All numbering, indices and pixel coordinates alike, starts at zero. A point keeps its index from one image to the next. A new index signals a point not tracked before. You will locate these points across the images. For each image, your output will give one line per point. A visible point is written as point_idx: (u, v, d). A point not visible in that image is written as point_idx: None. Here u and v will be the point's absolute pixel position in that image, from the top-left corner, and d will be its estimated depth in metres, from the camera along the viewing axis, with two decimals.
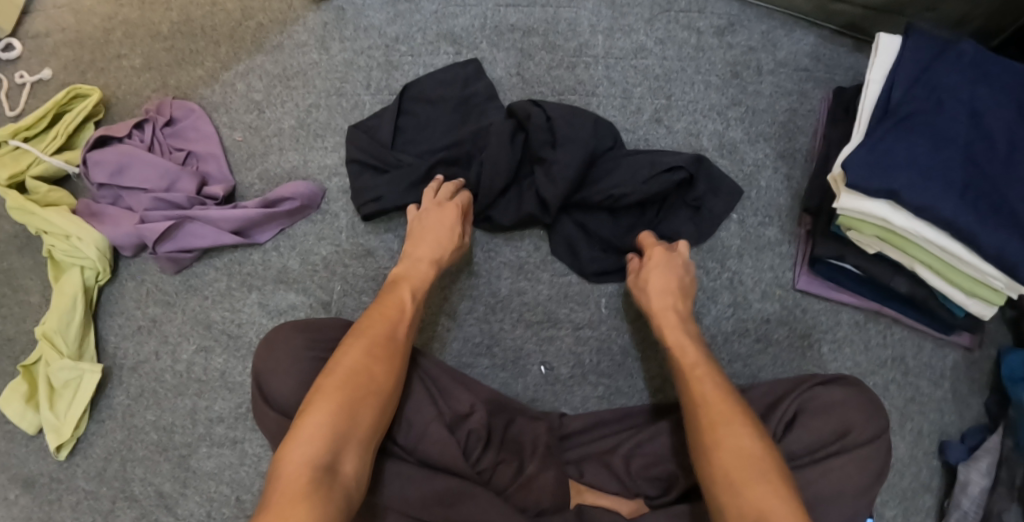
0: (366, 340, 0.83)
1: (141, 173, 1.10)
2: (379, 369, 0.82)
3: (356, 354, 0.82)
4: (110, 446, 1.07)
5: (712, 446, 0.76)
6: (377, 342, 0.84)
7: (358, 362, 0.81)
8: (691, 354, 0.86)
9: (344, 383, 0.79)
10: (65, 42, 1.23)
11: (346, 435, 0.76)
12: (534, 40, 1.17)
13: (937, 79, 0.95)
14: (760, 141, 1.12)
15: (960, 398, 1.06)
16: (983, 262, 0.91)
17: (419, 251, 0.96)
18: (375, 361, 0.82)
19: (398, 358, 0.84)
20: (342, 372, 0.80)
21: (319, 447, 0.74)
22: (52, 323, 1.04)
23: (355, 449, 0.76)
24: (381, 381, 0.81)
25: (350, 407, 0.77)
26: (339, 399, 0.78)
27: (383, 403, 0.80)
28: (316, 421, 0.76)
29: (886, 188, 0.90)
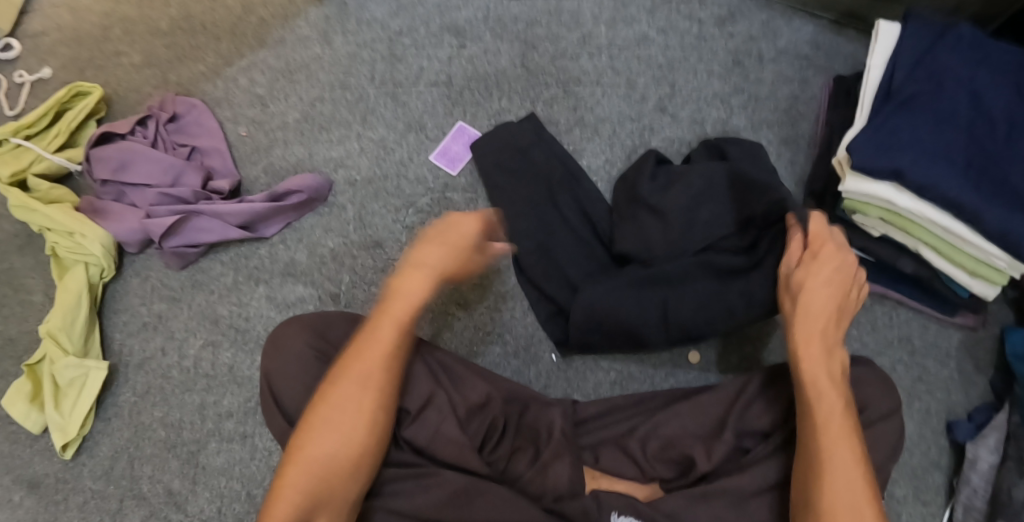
0: (332, 408, 0.78)
1: (144, 168, 1.09)
2: (348, 444, 0.77)
3: (348, 397, 0.79)
4: (117, 444, 1.05)
5: (827, 464, 0.75)
6: (345, 410, 0.78)
7: (326, 438, 0.77)
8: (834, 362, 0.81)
9: (308, 467, 0.76)
10: (63, 39, 1.21)
11: (325, 492, 0.75)
12: (538, 31, 1.17)
13: (938, 62, 0.97)
14: (764, 128, 1.13)
15: (966, 377, 1.07)
16: (986, 243, 0.92)
17: (425, 255, 0.84)
18: (343, 433, 0.77)
19: (366, 422, 0.78)
20: (327, 421, 0.78)
21: (300, 500, 0.74)
22: (55, 321, 1.03)
23: None
24: (347, 459, 0.77)
25: (312, 491, 0.75)
26: (318, 452, 0.76)
27: (365, 448, 0.78)
28: (298, 473, 0.75)
29: (891, 168, 0.92)
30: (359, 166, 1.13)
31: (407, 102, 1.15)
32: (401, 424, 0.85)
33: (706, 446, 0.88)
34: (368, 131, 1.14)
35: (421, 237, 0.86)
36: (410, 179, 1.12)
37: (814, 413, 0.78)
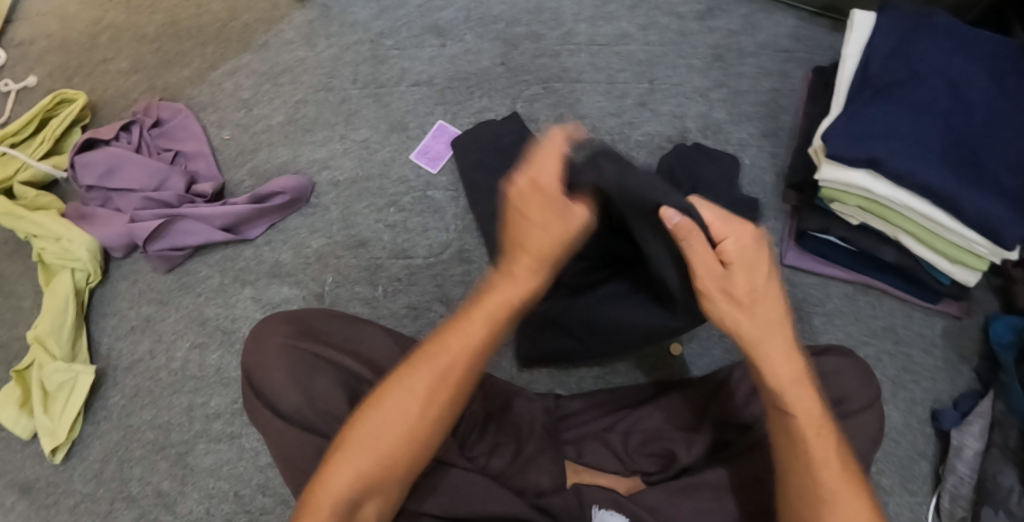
0: (429, 379, 0.74)
1: (130, 173, 1.10)
2: (430, 416, 0.74)
3: (417, 388, 0.74)
4: (107, 447, 1.06)
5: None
6: (436, 385, 0.74)
7: (412, 407, 0.74)
8: (788, 364, 0.74)
9: (387, 433, 0.73)
10: (51, 48, 1.23)
11: (383, 470, 0.73)
12: (518, 30, 1.18)
13: (913, 51, 0.97)
14: (744, 121, 1.14)
15: (952, 365, 1.07)
16: (965, 228, 0.93)
17: (531, 209, 0.71)
18: (429, 407, 0.74)
19: (449, 402, 0.75)
20: (391, 410, 0.74)
21: (352, 486, 0.71)
22: (44, 327, 1.05)
23: (380, 497, 0.73)
24: (422, 429, 0.74)
25: (391, 456, 0.73)
26: (375, 442, 0.73)
27: (418, 444, 0.74)
28: (348, 457, 0.72)
29: (868, 157, 0.92)
30: (342, 167, 1.14)
31: (390, 103, 1.16)
32: None
33: (687, 439, 0.89)
34: (352, 131, 1.15)
35: (510, 203, 0.72)
36: (393, 179, 1.13)
37: (793, 430, 0.74)
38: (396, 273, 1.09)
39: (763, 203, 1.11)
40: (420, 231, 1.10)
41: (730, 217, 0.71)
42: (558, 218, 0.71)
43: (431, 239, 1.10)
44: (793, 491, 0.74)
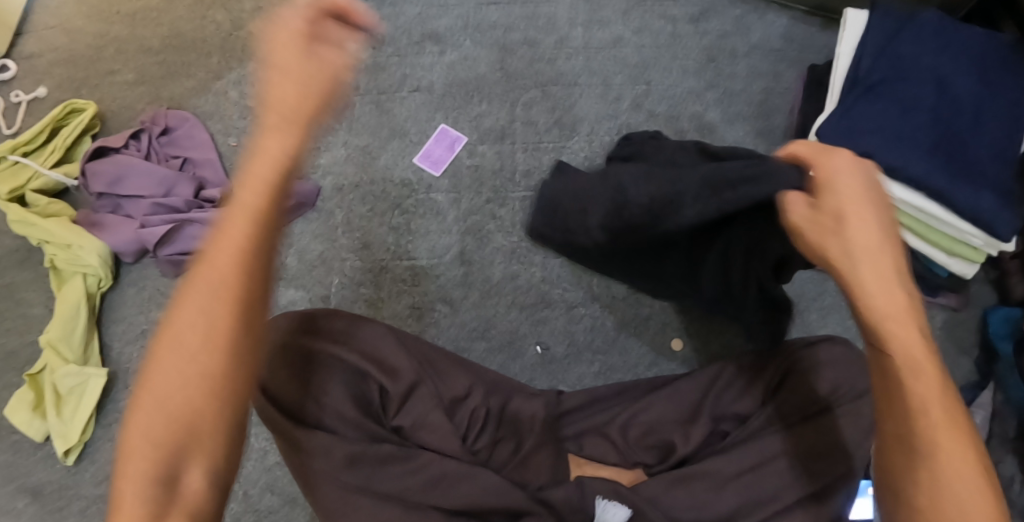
0: (201, 281, 0.60)
1: (139, 180, 1.13)
2: (222, 340, 0.59)
3: (194, 307, 0.59)
4: (117, 449, 1.08)
5: (933, 475, 0.60)
6: (210, 287, 0.60)
7: (186, 331, 0.59)
8: (887, 312, 0.63)
9: (167, 385, 0.58)
10: (59, 60, 1.26)
11: (189, 423, 0.58)
12: (516, 36, 1.21)
13: (903, 49, 1.00)
14: (738, 121, 1.16)
15: (949, 358, 1.09)
16: (958, 220, 0.95)
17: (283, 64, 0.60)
18: (209, 337, 0.59)
19: (236, 324, 0.60)
20: (176, 342, 0.59)
21: (150, 448, 0.57)
22: (55, 332, 1.07)
23: (200, 458, 0.58)
24: (209, 363, 0.59)
25: (188, 402, 0.58)
26: (158, 384, 0.59)
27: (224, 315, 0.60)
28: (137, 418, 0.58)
29: (859, 152, 0.94)
30: (345, 172, 1.16)
31: (391, 108, 1.19)
32: (386, 413, 0.87)
33: (684, 431, 0.90)
34: (354, 137, 1.18)
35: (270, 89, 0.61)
36: (395, 183, 1.15)
37: (890, 370, 0.63)
38: (399, 275, 1.11)
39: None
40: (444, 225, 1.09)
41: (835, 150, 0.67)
42: (313, 60, 0.61)
43: (432, 241, 1.12)
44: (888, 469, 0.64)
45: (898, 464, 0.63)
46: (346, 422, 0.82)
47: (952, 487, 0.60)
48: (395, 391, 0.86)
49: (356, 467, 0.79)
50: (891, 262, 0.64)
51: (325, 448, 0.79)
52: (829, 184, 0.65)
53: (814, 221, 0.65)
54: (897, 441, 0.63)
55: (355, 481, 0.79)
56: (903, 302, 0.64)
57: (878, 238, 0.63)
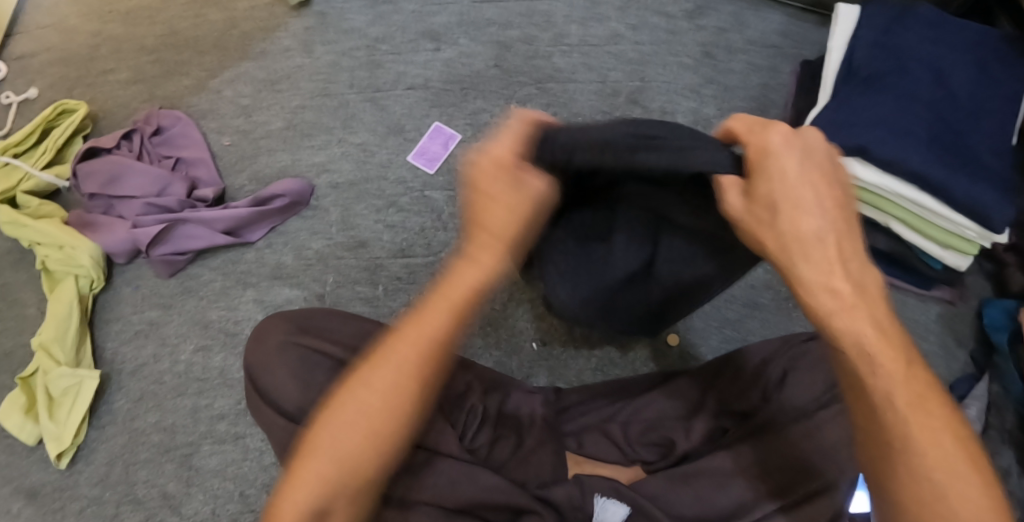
0: (395, 374, 0.68)
1: (131, 180, 1.12)
2: (395, 421, 0.68)
3: (380, 384, 0.68)
4: (112, 451, 1.07)
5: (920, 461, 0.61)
6: (389, 385, 0.68)
7: (383, 393, 0.68)
8: (854, 304, 0.61)
9: (366, 419, 0.68)
10: (52, 60, 1.25)
11: (347, 477, 0.67)
12: (511, 33, 1.21)
13: (897, 40, 1.00)
14: (735, 116, 1.15)
15: (948, 351, 1.08)
16: (954, 213, 0.94)
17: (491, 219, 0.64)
18: (407, 384, 0.68)
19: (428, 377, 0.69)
20: (348, 401, 0.68)
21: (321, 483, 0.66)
22: (48, 333, 1.06)
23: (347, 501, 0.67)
24: (384, 422, 0.68)
25: (347, 449, 0.67)
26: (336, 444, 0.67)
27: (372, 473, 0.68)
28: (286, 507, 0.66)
29: (855, 144, 0.93)
30: (341, 170, 1.16)
31: (386, 106, 1.18)
32: None
33: (685, 427, 0.90)
34: (350, 135, 1.17)
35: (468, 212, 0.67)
36: (391, 180, 1.15)
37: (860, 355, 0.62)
38: (396, 272, 1.11)
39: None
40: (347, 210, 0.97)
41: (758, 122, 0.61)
42: (520, 195, 0.64)
43: (429, 239, 1.12)
44: (871, 467, 0.63)
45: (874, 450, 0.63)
46: None
47: (936, 468, 0.60)
48: None
49: None
50: (516, 209, 0.64)
51: None
52: (776, 178, 0.59)
53: (757, 220, 0.60)
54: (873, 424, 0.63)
55: None
56: (874, 284, 0.63)
57: (830, 228, 0.60)
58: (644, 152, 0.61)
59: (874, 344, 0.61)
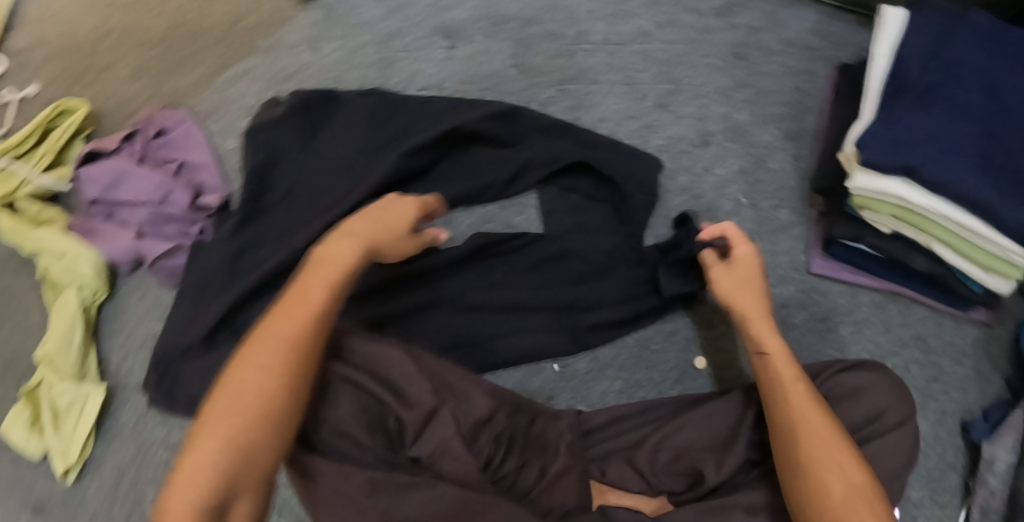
0: (270, 358, 0.72)
1: (132, 188, 1.08)
2: (280, 395, 0.71)
3: (244, 383, 0.71)
4: (119, 466, 1.04)
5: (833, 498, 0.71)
6: (272, 374, 0.71)
7: (257, 387, 0.70)
8: (787, 369, 0.81)
9: (246, 417, 0.69)
10: (51, 55, 1.20)
11: (252, 442, 0.68)
12: (533, 29, 1.14)
13: (949, 51, 0.95)
14: (768, 122, 1.09)
15: (982, 375, 1.03)
16: (1002, 237, 0.90)
17: (325, 269, 0.79)
18: (272, 384, 0.71)
19: (298, 376, 0.73)
20: (236, 390, 0.70)
21: (200, 485, 0.65)
22: (51, 346, 1.03)
23: (245, 494, 0.68)
24: (271, 390, 0.71)
25: (254, 447, 0.68)
26: (224, 427, 0.68)
27: (269, 430, 0.69)
28: (178, 499, 0.65)
29: (902, 164, 0.90)
30: None
31: None
32: (404, 441, 0.82)
33: (716, 458, 0.85)
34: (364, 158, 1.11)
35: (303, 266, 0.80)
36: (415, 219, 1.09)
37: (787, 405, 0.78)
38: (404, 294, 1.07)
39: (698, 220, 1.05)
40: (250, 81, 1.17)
41: (738, 247, 0.89)
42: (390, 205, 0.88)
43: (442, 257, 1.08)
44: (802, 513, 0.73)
45: (799, 487, 0.74)
46: (359, 447, 0.79)
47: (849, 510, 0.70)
48: (411, 419, 0.82)
49: (375, 493, 0.76)
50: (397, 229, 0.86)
51: (343, 473, 0.76)
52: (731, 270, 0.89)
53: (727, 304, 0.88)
54: (795, 469, 0.75)
55: (373, 509, 0.75)
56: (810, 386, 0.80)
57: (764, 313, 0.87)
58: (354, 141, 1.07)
59: (805, 410, 0.77)
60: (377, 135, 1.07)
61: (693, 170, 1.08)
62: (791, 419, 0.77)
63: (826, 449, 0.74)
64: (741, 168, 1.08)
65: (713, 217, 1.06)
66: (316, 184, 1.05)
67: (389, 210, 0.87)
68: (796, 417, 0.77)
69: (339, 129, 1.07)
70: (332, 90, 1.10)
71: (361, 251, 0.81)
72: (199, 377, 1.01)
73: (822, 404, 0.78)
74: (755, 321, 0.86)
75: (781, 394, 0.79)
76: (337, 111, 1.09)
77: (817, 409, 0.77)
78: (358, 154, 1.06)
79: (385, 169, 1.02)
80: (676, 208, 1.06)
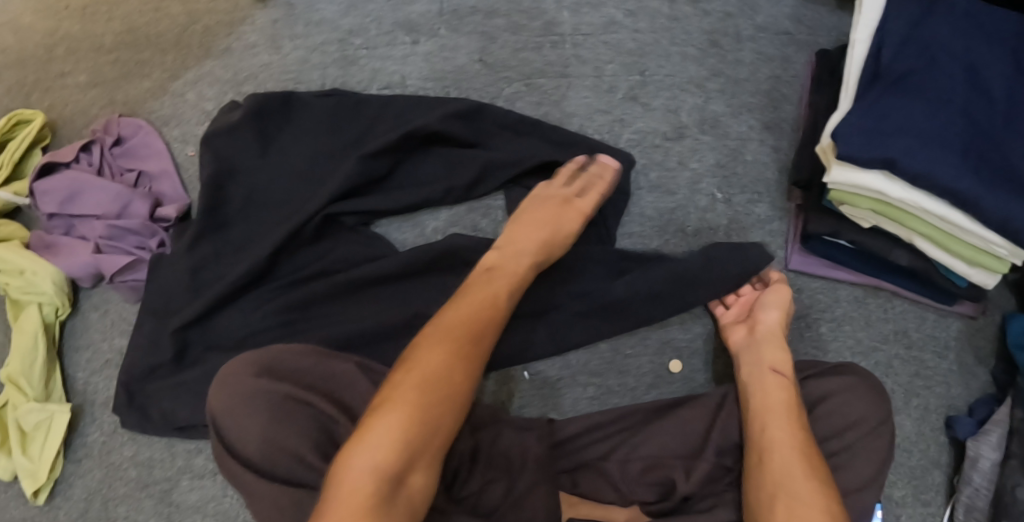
0: (449, 340, 0.78)
1: (90, 200, 1.05)
2: (456, 372, 0.76)
3: (428, 361, 0.76)
4: (90, 485, 1.03)
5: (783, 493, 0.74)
6: (452, 351, 0.77)
7: (437, 362, 0.76)
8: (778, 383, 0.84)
9: (422, 389, 0.73)
10: (4, 62, 1.16)
11: (433, 417, 0.72)
12: (498, 22, 1.10)
13: (928, 35, 0.91)
14: (744, 113, 1.05)
15: (966, 369, 1.01)
16: (985, 230, 0.86)
17: (498, 275, 0.87)
18: (454, 362, 0.77)
19: (475, 362, 0.78)
20: (421, 370, 0.75)
21: (388, 444, 0.69)
22: (14, 366, 1.00)
23: (423, 464, 0.71)
24: (463, 364, 0.77)
25: (427, 415, 0.72)
26: (410, 399, 0.72)
27: (455, 405, 0.75)
28: (363, 451, 0.68)
29: (882, 157, 0.85)
30: None
31: None
32: None
33: (686, 466, 0.85)
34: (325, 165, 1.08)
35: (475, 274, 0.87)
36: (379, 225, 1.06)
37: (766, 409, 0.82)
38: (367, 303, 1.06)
39: (670, 217, 1.02)
40: (208, 84, 1.13)
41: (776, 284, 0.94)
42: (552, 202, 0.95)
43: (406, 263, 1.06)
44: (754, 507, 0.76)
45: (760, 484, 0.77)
46: (314, 473, 0.79)
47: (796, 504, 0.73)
48: None
49: None
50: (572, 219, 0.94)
51: (298, 502, 0.77)
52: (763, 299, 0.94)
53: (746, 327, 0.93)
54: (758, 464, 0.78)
55: None
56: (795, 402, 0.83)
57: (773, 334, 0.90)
58: (313, 145, 1.04)
59: (783, 418, 0.80)
60: (337, 139, 1.04)
61: (666, 165, 1.04)
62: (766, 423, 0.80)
63: (789, 452, 0.77)
64: (715, 162, 1.04)
65: (686, 213, 1.02)
66: (279, 192, 1.03)
67: (568, 209, 0.94)
68: (767, 408, 0.82)
69: (300, 133, 1.05)
70: (290, 92, 1.07)
71: (526, 259, 0.90)
72: (172, 392, 0.99)
73: (799, 407, 0.82)
74: (763, 341, 0.89)
75: (761, 398, 0.83)
76: (297, 114, 1.06)
77: (791, 409, 0.81)
78: (319, 159, 1.03)
79: (343, 176, 1.00)
80: (647, 205, 1.03)
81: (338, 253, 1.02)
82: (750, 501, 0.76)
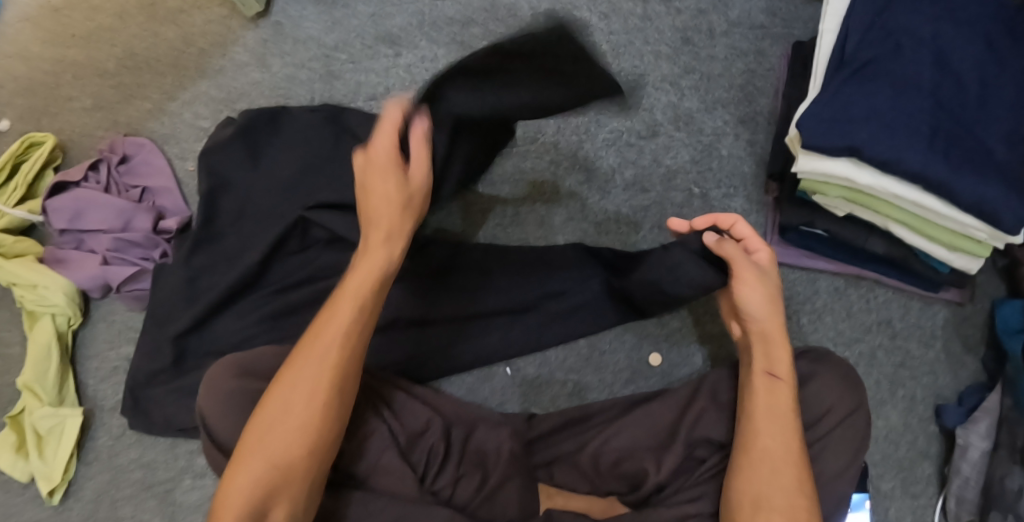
0: (302, 363, 0.73)
1: (96, 216, 1.10)
2: (311, 401, 0.72)
3: (282, 397, 0.73)
4: (99, 487, 1.09)
5: (769, 504, 0.74)
6: (307, 376, 0.73)
7: (285, 396, 0.73)
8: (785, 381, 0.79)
9: (273, 429, 0.71)
10: (18, 90, 1.23)
11: (284, 455, 0.70)
12: (474, 31, 1.13)
13: (893, 21, 0.90)
14: (718, 108, 1.06)
15: (955, 357, 0.99)
16: (960, 213, 0.85)
17: (358, 270, 0.76)
18: (303, 391, 0.72)
19: (327, 383, 0.73)
20: (273, 407, 0.72)
21: (252, 489, 0.69)
22: (29, 373, 1.07)
23: (283, 501, 0.70)
24: (320, 390, 0.73)
25: (280, 455, 0.70)
26: (267, 444, 0.71)
27: (318, 431, 0.72)
28: (230, 500, 0.69)
29: (846, 145, 0.85)
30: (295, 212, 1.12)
31: None
32: None
33: (656, 456, 0.85)
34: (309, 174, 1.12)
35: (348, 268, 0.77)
36: None
37: (769, 410, 0.78)
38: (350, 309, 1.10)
39: (646, 215, 1.03)
40: (204, 103, 1.19)
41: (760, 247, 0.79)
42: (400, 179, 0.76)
43: None
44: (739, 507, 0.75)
45: (744, 489, 0.76)
46: None
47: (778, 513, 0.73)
48: None
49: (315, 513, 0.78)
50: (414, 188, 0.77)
51: None
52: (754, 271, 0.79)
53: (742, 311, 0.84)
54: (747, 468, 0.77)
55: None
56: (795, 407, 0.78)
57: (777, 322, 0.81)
58: (300, 159, 1.08)
59: (782, 425, 0.77)
60: (326, 151, 1.08)
61: (641, 163, 1.05)
62: (765, 425, 0.77)
63: (783, 465, 0.75)
64: (690, 158, 1.05)
65: (662, 209, 1.03)
66: (269, 202, 1.07)
67: (416, 163, 0.77)
68: (764, 414, 0.78)
69: (287, 146, 1.09)
70: (279, 108, 1.11)
71: (381, 250, 0.76)
72: (171, 397, 1.04)
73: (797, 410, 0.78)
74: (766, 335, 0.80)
75: (760, 399, 0.78)
76: (284, 127, 1.10)
77: (791, 415, 0.77)
78: (305, 171, 1.08)
79: (335, 189, 1.06)
80: (624, 203, 1.04)
81: (323, 261, 1.06)
82: (731, 498, 0.77)
